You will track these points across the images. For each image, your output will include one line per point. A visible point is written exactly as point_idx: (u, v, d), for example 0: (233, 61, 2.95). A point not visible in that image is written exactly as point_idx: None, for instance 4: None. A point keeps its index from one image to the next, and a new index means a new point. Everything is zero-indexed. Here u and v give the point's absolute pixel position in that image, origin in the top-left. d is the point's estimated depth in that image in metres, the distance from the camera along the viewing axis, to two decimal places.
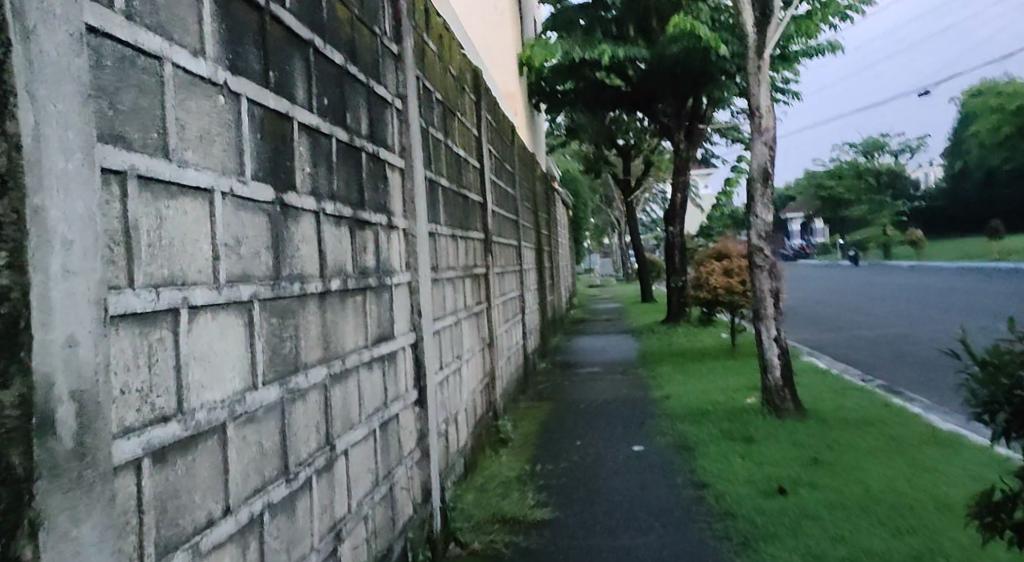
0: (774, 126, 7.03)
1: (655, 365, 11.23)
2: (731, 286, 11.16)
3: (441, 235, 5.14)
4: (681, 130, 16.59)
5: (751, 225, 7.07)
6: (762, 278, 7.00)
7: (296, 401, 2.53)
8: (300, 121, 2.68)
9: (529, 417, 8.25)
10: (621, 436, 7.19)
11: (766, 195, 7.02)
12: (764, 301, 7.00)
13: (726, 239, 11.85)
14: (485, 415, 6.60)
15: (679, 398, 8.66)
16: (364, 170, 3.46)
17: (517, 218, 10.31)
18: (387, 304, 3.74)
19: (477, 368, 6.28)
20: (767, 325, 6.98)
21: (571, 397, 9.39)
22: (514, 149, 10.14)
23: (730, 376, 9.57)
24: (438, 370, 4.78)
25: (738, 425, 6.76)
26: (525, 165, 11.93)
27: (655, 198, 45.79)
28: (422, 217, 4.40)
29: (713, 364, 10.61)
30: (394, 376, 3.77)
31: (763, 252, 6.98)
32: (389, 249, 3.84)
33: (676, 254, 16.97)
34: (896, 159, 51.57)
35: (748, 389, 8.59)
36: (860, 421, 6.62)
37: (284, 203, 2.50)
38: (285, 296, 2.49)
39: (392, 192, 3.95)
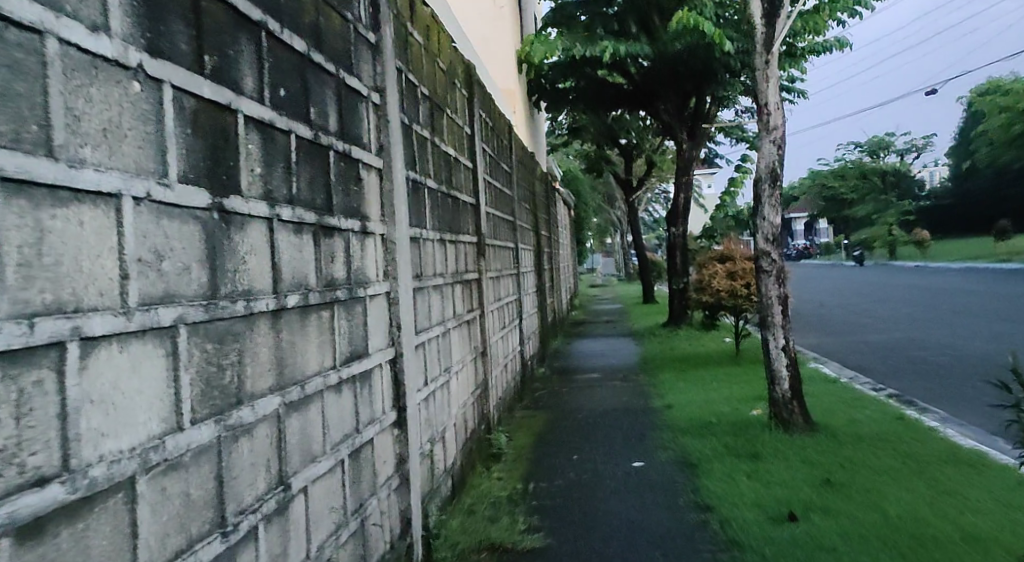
0: (782, 124, 6.68)
1: (657, 372, 10.89)
2: (734, 289, 10.76)
3: (427, 240, 4.80)
4: (683, 129, 16.25)
5: (757, 229, 6.72)
6: (769, 284, 6.64)
7: (238, 439, 2.19)
8: (248, 115, 2.34)
9: (524, 428, 7.92)
10: (620, 450, 6.85)
11: (773, 197, 6.67)
12: (772, 308, 6.63)
13: (730, 241, 11.47)
14: (477, 429, 6.27)
15: (681, 408, 8.32)
16: (332, 170, 3.12)
17: (515, 219, 9.97)
18: (359, 319, 3.41)
19: (468, 379, 5.94)
20: (774, 334, 6.63)
21: (569, 406, 9.05)
22: (511, 147, 9.80)
23: (735, 384, 9.23)
24: (422, 387, 4.44)
25: (744, 440, 6.41)
26: (523, 164, 11.59)
27: (657, 197, 45.43)
28: (403, 221, 4.06)
29: (717, 372, 10.26)
30: (368, 399, 3.45)
31: (770, 257, 6.63)
32: (363, 257, 3.51)
33: (678, 255, 16.62)
34: (901, 158, 51.16)
35: (753, 399, 8.24)
36: (873, 436, 6.27)
37: (223, 210, 2.16)
38: (224, 317, 2.15)
39: (367, 195, 3.62)
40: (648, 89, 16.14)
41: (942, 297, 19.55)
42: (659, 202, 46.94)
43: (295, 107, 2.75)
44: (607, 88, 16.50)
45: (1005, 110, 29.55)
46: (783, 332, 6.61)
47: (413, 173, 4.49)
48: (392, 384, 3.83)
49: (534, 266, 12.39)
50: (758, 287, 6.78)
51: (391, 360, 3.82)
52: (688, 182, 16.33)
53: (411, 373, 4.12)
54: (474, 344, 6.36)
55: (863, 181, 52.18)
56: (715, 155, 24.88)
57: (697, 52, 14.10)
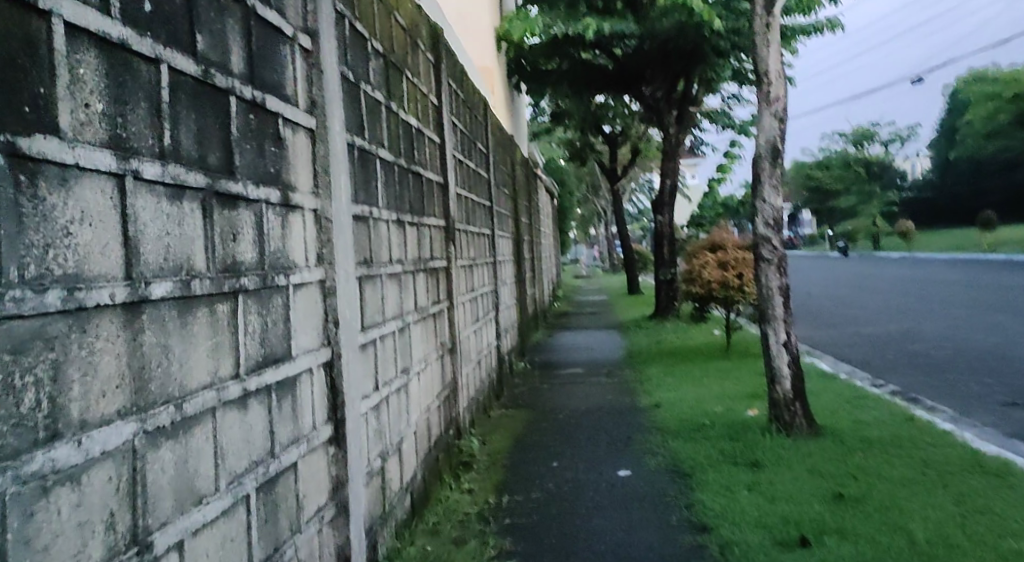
0: (784, 96, 6.03)
1: (643, 367, 10.26)
2: (726, 280, 10.20)
3: (379, 221, 4.12)
4: (671, 113, 15.64)
5: (757, 212, 6.08)
6: (769, 273, 6.01)
7: (53, 492, 1.50)
8: (79, 27, 1.65)
9: (499, 430, 7.25)
10: (603, 456, 6.20)
11: (774, 177, 6.02)
12: (772, 299, 6.00)
13: (722, 229, 10.87)
14: (445, 435, 5.59)
15: (670, 407, 7.69)
16: (235, 123, 2.42)
17: (492, 203, 9.29)
18: (278, 314, 2.72)
19: (432, 379, 5.27)
20: (774, 328, 5.99)
21: (550, 405, 8.40)
22: (487, 126, 9.10)
23: (727, 381, 8.60)
24: (370, 394, 3.76)
25: (741, 445, 5.77)
26: (501, 146, 10.89)
27: (642, 187, 44.78)
28: (344, 195, 3.37)
29: (707, 367, 9.64)
30: (291, 412, 2.77)
31: (770, 243, 5.99)
32: (284, 235, 2.82)
33: (664, 244, 15.99)
34: (886, 148, 50.80)
35: (748, 398, 7.60)
36: (884, 440, 5.65)
37: (23, 156, 1.46)
38: (27, 316, 1.46)
39: (293, 161, 2.93)
40: (635, 71, 15.49)
41: (932, 287, 19.08)
42: (644, 192, 46.41)
43: (172, 31, 2.06)
44: (591, 70, 15.84)
45: (992, 99, 29.19)
46: (785, 325, 5.98)
47: (360, 141, 3.80)
48: (327, 392, 3.14)
49: (514, 255, 11.74)
50: (756, 276, 6.15)
51: (325, 363, 3.14)
52: (675, 168, 15.73)
53: (354, 376, 3.43)
54: (441, 339, 5.70)
55: (848, 172, 51.88)
56: (701, 144, 24.29)
57: (685, 32, 13.44)
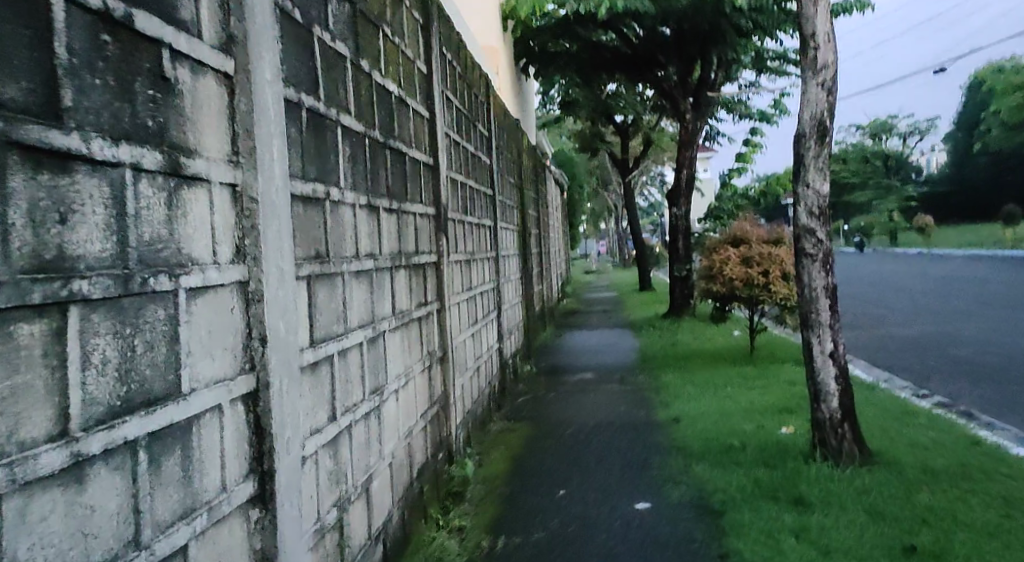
0: (833, 62, 5.15)
1: (659, 372, 9.40)
2: (751, 278, 9.33)
3: (342, 206, 3.28)
4: (686, 99, 14.60)
5: (798, 200, 5.22)
6: (813, 270, 5.15)
7: None
8: None
9: (499, 449, 6.41)
10: (618, 484, 5.35)
11: (821, 158, 5.16)
12: (817, 301, 5.14)
13: (742, 220, 9.95)
14: (432, 462, 4.76)
15: (692, 422, 6.84)
16: (63, 41, 1.56)
17: (495, 191, 8.43)
18: (155, 333, 1.86)
19: (415, 396, 4.44)
20: (819, 335, 5.14)
21: (556, 417, 7.56)
22: (488, 106, 8.22)
23: (755, 391, 7.74)
24: (323, 430, 2.92)
25: (780, 475, 4.91)
26: (506, 129, 10.04)
27: (652, 179, 43.95)
28: (278, 165, 2.50)
29: (730, 374, 8.76)
30: (178, 473, 1.92)
31: (814, 237, 5.14)
32: (173, 218, 1.97)
33: (680, 238, 15.09)
34: (904, 142, 49.58)
35: (782, 413, 6.74)
36: (951, 471, 4.77)
37: None
38: None
39: (189, 113, 2.08)
40: (649, 52, 14.44)
41: (959, 286, 18.14)
42: (654, 184, 45.51)
43: None
44: (603, 51, 14.82)
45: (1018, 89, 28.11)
46: (831, 332, 5.12)
47: (310, 98, 2.95)
48: (248, 436, 2.29)
49: (519, 249, 10.89)
50: (797, 275, 5.30)
51: (245, 397, 2.28)
52: (691, 158, 14.82)
53: (296, 411, 2.58)
54: (427, 347, 4.86)
55: (865, 166, 50.77)
56: (716, 134, 23.36)
57: (705, 10, 12.52)
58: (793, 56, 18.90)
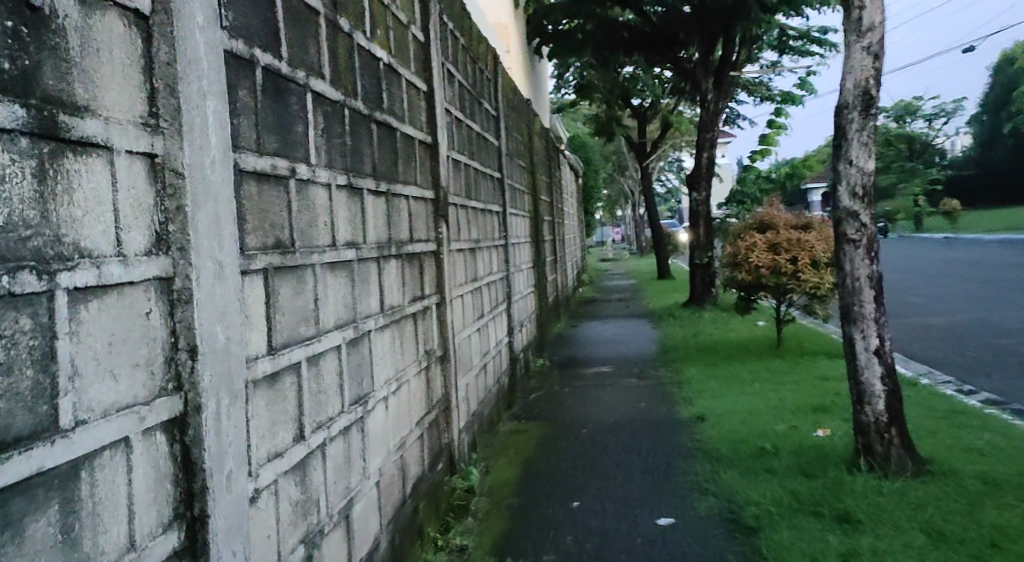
0: (878, 23, 4.61)
1: (680, 366, 8.87)
2: (778, 265, 8.79)
3: (313, 186, 2.79)
4: (709, 78, 14.04)
5: (840, 178, 4.71)
6: (857, 257, 4.61)
7: None
8: None
9: (508, 454, 5.93)
10: (638, 494, 4.85)
11: (865, 131, 4.64)
12: (860, 292, 4.60)
13: (768, 204, 9.40)
14: (430, 474, 4.28)
15: (718, 422, 6.33)
16: None
17: (505, 175, 7.93)
18: (14, 352, 1.36)
19: (410, 401, 3.96)
20: (863, 330, 4.60)
21: (570, 417, 7.07)
22: (498, 83, 7.71)
23: (784, 388, 7.22)
24: (284, 454, 2.42)
25: (821, 488, 4.39)
26: (517, 110, 9.51)
27: (670, 164, 43.20)
28: (216, 130, 2.00)
29: (756, 368, 8.23)
30: (54, 536, 1.43)
31: (857, 220, 4.62)
32: (50, 196, 1.47)
33: (701, 224, 14.51)
34: (928, 125, 48.50)
35: (816, 414, 6.21)
36: (1016, 483, 4.23)
37: None
38: None
39: (81, 58, 1.58)
40: (671, 29, 13.92)
41: (991, 272, 17.45)
42: (672, 170, 44.84)
43: None
44: (620, 28, 14.32)
45: None
46: (877, 325, 4.59)
47: (268, 55, 2.45)
48: (169, 476, 1.79)
49: (532, 237, 10.38)
50: (837, 263, 4.78)
51: (165, 425, 1.78)
52: (711, 140, 14.23)
53: (242, 438, 2.07)
54: (424, 346, 4.37)
55: None
56: (736, 117, 22.71)
57: None
58: (817, 35, 18.23)
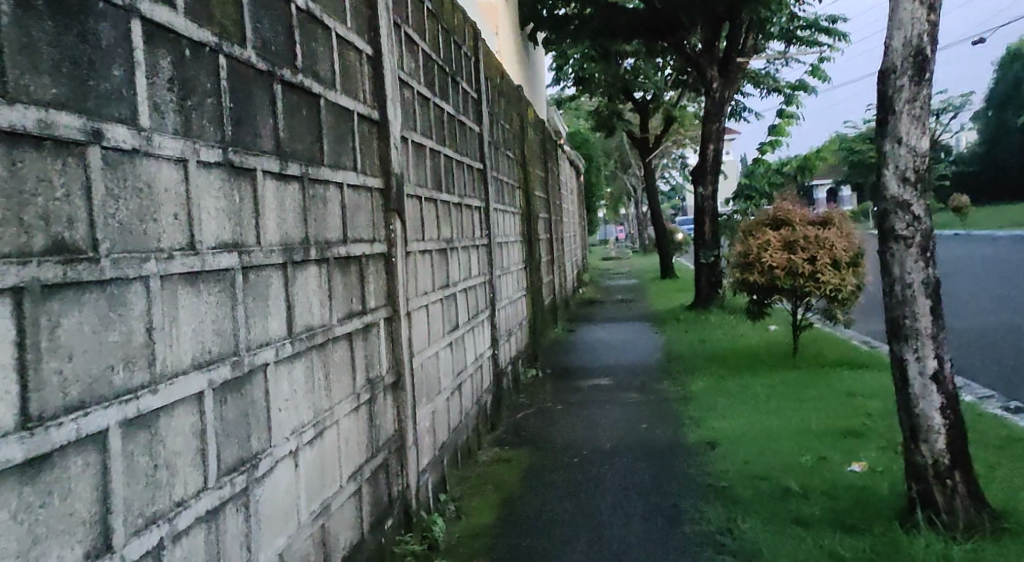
0: None
1: (686, 378, 7.95)
2: (794, 265, 7.87)
3: (149, 160, 1.89)
4: (714, 66, 13.18)
5: (886, 161, 3.81)
6: (907, 259, 3.73)
7: None
8: None
9: (486, 490, 5.03)
10: (638, 549, 3.96)
11: (917, 102, 3.73)
12: (913, 302, 3.72)
13: (782, 198, 8.49)
14: (374, 536, 3.39)
15: (733, 448, 5.44)
16: None
17: (488, 165, 7.05)
18: None
19: (339, 446, 3.07)
20: (916, 349, 3.73)
21: (561, 440, 6.19)
22: (478, 61, 6.79)
23: (806, 406, 6.27)
24: None
25: (867, 553, 3.51)
26: (505, 95, 8.60)
27: (674, 160, 42.39)
28: None
29: (773, 381, 7.31)
30: None
31: (908, 213, 3.73)
32: None
33: (707, 221, 13.59)
34: (935, 120, 47.58)
35: (848, 440, 5.32)
36: None
37: None
38: None
39: None
40: (674, 12, 12.88)
41: (1011, 270, 16.53)
42: (675, 167, 43.94)
43: None
44: (619, 12, 13.39)
45: None
46: (934, 345, 3.71)
47: None
48: None
49: (523, 236, 9.46)
50: (882, 267, 3.89)
51: None
52: (717, 131, 13.31)
53: None
54: (364, 374, 3.46)
55: None
56: (741, 110, 21.82)
57: None
58: (827, 22, 17.32)
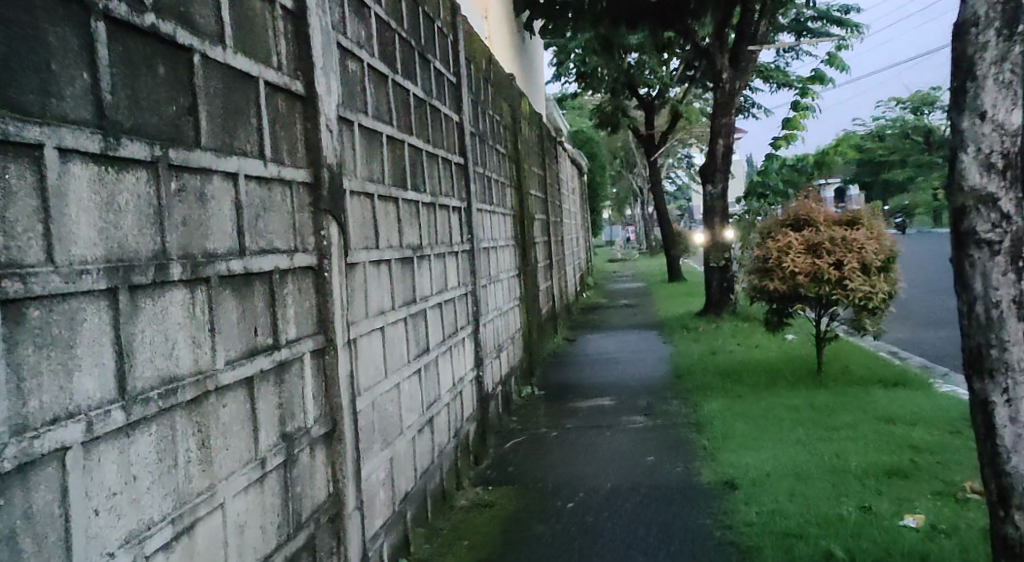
0: None
1: (699, 398, 7.06)
2: (818, 271, 6.97)
3: None
4: (725, 54, 12.31)
5: (962, 143, 2.92)
6: (992, 271, 2.85)
7: None
8: None
9: (460, 548, 4.17)
10: None
11: (1008, 63, 2.83)
12: (1001, 326, 2.84)
13: (803, 195, 7.58)
14: None
15: (757, 490, 4.55)
16: None
17: (471, 159, 6.20)
18: None
19: (226, 534, 2.21)
20: (1007, 387, 2.85)
21: (554, 477, 5.31)
22: (457, 40, 5.92)
23: (838, 435, 5.37)
24: None
25: None
26: (494, 83, 7.75)
27: (681, 158, 41.56)
28: None
29: (798, 403, 6.42)
30: None
31: (994, 210, 2.84)
32: None
33: (717, 220, 12.69)
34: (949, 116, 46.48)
35: (896, 480, 4.42)
36: None
37: None
38: None
39: None
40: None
41: None
42: (681, 166, 43.05)
43: None
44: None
45: None
46: None
47: None
48: None
49: (517, 240, 8.61)
50: (956, 278, 3.01)
51: None
52: (727, 125, 12.41)
53: None
54: (276, 429, 2.58)
55: None
56: (750, 106, 20.91)
57: None
58: (840, 13, 16.36)
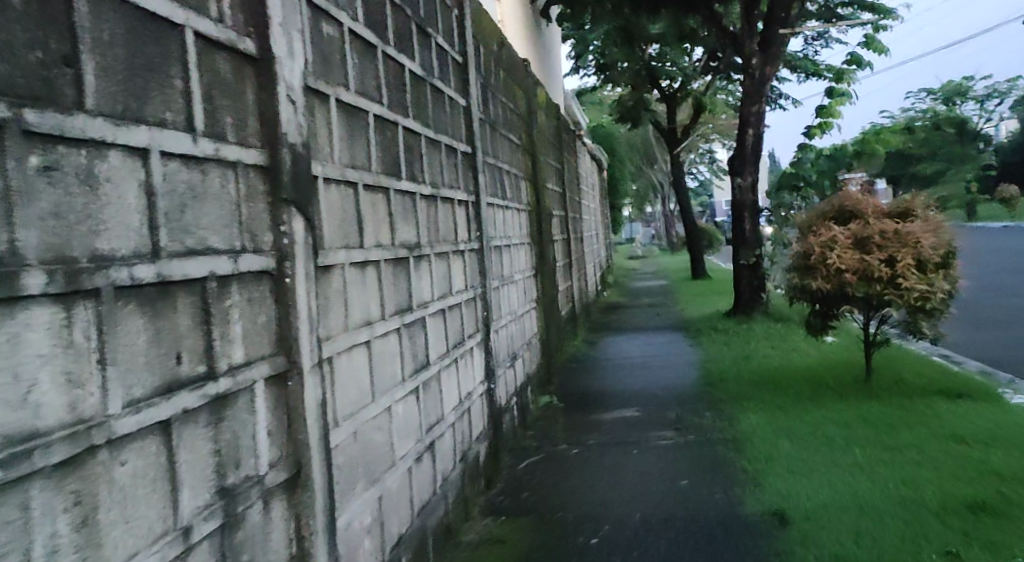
0: None
1: (734, 410, 6.41)
2: (868, 268, 6.30)
3: None
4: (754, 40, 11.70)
5: None
6: None
7: None
8: None
9: None
10: None
11: None
12: None
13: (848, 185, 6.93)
14: None
15: (816, 526, 3.90)
16: None
17: (481, 148, 5.60)
18: None
19: None
20: None
21: (577, 504, 4.70)
22: (463, 14, 5.32)
23: (901, 458, 4.72)
24: None
25: None
26: (507, 67, 7.15)
27: (703, 153, 40.76)
28: None
29: (849, 416, 5.75)
30: None
31: None
32: None
33: (747, 215, 11.97)
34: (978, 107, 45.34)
35: (983, 517, 3.76)
36: None
37: None
38: None
39: None
40: None
41: None
42: (703, 161, 42.24)
43: None
44: None
45: None
46: None
47: None
48: None
49: (534, 238, 7.99)
50: None
51: None
52: (757, 114, 11.70)
53: None
54: (209, 486, 1.98)
55: None
56: (777, 98, 20.16)
57: None
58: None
